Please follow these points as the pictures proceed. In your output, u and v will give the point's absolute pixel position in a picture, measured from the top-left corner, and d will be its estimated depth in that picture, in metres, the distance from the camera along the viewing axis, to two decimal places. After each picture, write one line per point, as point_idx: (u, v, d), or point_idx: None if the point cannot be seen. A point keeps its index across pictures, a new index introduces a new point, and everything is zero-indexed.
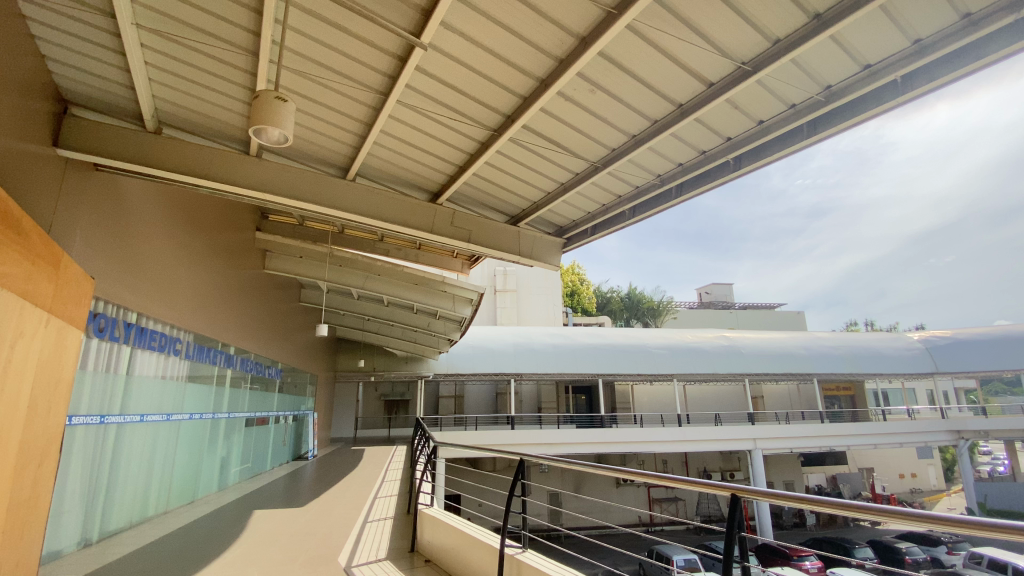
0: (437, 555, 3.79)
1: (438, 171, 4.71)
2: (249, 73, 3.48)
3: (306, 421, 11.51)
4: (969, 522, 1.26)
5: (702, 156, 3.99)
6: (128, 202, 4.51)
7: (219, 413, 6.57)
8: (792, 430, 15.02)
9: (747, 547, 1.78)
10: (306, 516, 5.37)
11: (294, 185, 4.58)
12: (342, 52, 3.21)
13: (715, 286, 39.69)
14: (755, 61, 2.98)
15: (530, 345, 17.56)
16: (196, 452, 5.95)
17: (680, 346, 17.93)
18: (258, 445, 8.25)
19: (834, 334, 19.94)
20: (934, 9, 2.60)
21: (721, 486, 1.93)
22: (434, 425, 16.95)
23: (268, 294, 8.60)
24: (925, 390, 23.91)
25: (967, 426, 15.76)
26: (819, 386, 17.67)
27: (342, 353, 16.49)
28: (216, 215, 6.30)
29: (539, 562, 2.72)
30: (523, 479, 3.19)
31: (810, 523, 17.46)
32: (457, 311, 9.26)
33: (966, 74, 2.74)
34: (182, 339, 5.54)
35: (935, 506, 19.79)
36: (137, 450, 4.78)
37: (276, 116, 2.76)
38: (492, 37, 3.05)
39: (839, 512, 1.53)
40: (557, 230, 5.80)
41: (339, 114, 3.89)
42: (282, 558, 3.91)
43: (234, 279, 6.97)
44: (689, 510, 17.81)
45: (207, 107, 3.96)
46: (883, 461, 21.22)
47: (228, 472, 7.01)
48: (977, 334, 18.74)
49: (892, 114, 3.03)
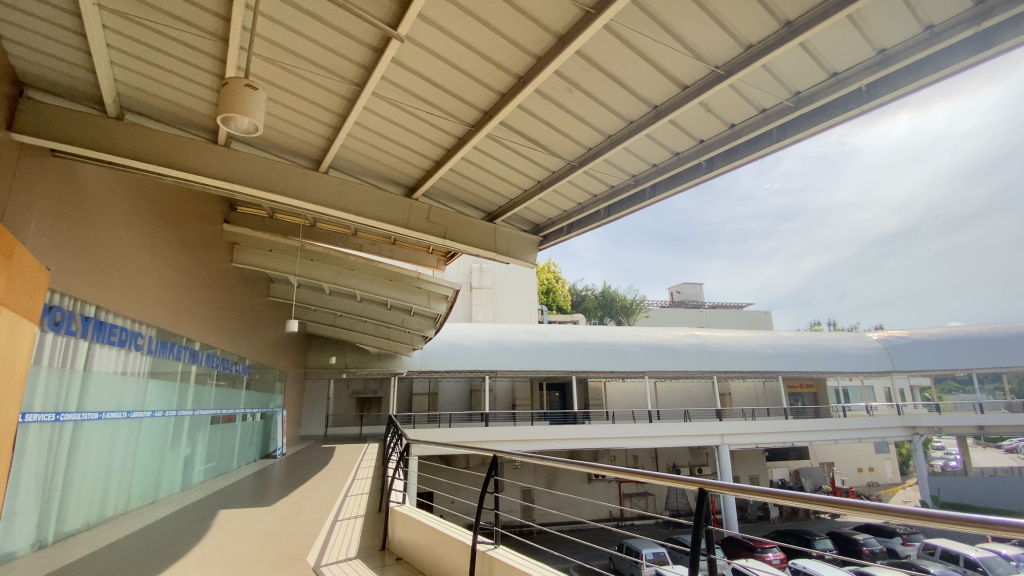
0: (410, 553, 3.75)
1: (414, 166, 4.65)
2: (218, 59, 3.37)
3: (274, 419, 11.24)
4: (920, 514, 1.33)
5: (675, 157, 4.05)
6: (86, 190, 4.29)
7: (183, 411, 6.38)
8: (759, 425, 15.44)
9: (714, 539, 1.82)
10: (275, 515, 5.27)
11: (264, 174, 4.45)
12: (317, 41, 3.14)
13: (687, 285, 40.60)
14: (728, 65, 3.04)
15: (504, 342, 17.53)
16: (157, 450, 5.74)
17: (652, 344, 18.16)
18: (224, 443, 8.01)
19: (799, 333, 20.54)
20: (900, 20, 2.70)
21: (689, 481, 1.98)
22: (407, 422, 16.80)
23: (236, 289, 8.36)
24: (883, 389, 24.93)
25: (921, 422, 16.49)
26: (784, 383, 18.26)
27: (313, 351, 16.21)
28: (182, 205, 6.10)
29: (512, 559, 2.72)
30: (497, 475, 3.17)
31: (773, 516, 18.10)
32: (432, 307, 9.16)
33: (926, 84, 2.86)
34: (144, 334, 5.35)
35: (890, 498, 20.72)
36: (94, 449, 4.58)
37: (246, 105, 2.70)
38: (469, 31, 3.02)
39: (802, 506, 1.58)
40: (534, 228, 5.83)
41: (313, 105, 3.81)
42: (250, 557, 3.83)
43: (200, 272, 6.75)
44: (658, 504, 18.17)
45: (172, 93, 3.81)
46: (843, 455, 22.07)
47: (192, 471, 6.80)
48: (933, 334, 19.55)
49: (858, 120, 3.14)
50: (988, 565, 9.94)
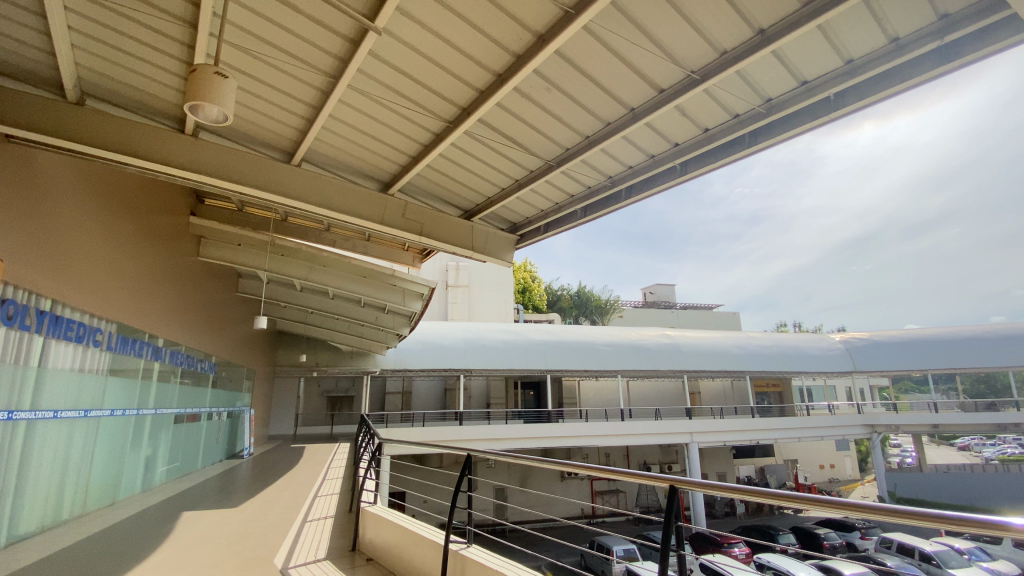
0: (380, 553, 3.70)
1: (390, 161, 4.58)
2: (187, 45, 3.26)
3: (242, 418, 10.93)
4: (881, 509, 1.37)
5: (651, 159, 4.10)
6: (42, 178, 4.05)
7: (145, 410, 6.14)
8: (727, 423, 15.77)
9: (683, 536, 1.84)
10: (242, 516, 5.13)
11: (234, 166, 4.33)
12: (292, 31, 3.06)
13: (660, 286, 41.35)
14: (704, 70, 3.09)
15: (479, 340, 17.47)
16: (117, 450, 5.52)
17: (626, 344, 18.33)
18: (189, 442, 7.75)
19: (766, 333, 21.15)
20: (868, 31, 2.78)
21: (659, 478, 2.00)
22: (380, 420, 16.61)
23: (202, 283, 8.07)
24: (844, 388, 25.95)
25: (879, 421, 17.20)
26: (751, 382, 18.76)
27: (282, 348, 15.85)
28: (147, 196, 5.87)
29: (484, 559, 2.70)
30: (470, 474, 3.12)
31: (739, 512, 18.65)
32: (407, 305, 9.03)
33: (891, 95, 2.97)
34: (104, 330, 5.13)
35: (850, 493, 21.52)
36: (50, 450, 4.36)
37: (215, 93, 2.62)
38: (448, 26, 2.98)
39: (767, 502, 1.62)
40: (511, 227, 5.81)
41: (286, 97, 3.71)
42: (215, 560, 3.72)
43: (163, 266, 6.46)
44: (629, 502, 18.41)
45: (135, 78, 3.66)
46: (807, 453, 22.80)
47: (154, 472, 6.56)
48: (893, 336, 20.31)
49: (825, 128, 3.24)
50: (941, 557, 10.40)
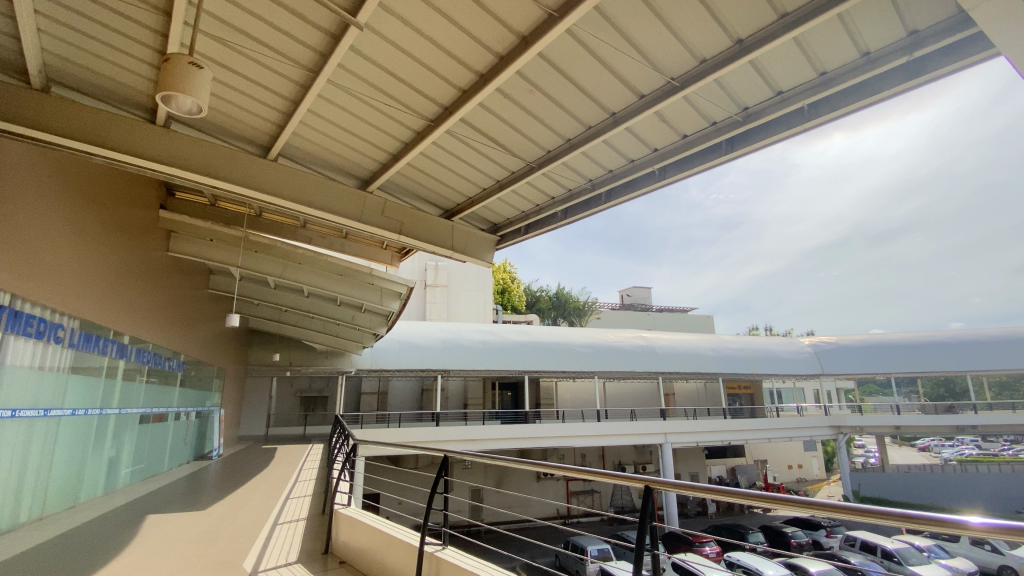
0: (353, 556, 3.65)
1: (370, 158, 4.53)
2: (159, 34, 3.16)
3: (211, 418, 10.63)
4: (847, 508, 1.41)
5: (630, 164, 4.15)
6: (4, 168, 3.87)
7: (109, 409, 5.92)
8: (700, 424, 16.05)
9: (657, 536, 1.86)
10: (210, 519, 5.01)
11: (207, 160, 4.21)
12: (271, 23, 2.99)
13: (637, 288, 41.87)
14: (683, 78, 3.14)
15: (458, 340, 17.38)
16: (79, 451, 5.31)
17: (603, 345, 18.48)
18: (154, 443, 7.51)
19: (739, 336, 21.61)
20: (841, 45, 2.86)
21: (634, 478, 2.02)
22: (355, 421, 16.38)
23: (171, 279, 7.82)
24: (811, 390, 26.74)
25: (845, 422, 17.76)
26: (723, 384, 19.16)
27: (254, 347, 15.50)
28: (113, 188, 5.66)
29: (461, 560, 2.69)
30: (447, 475, 3.09)
31: (711, 512, 19.01)
32: (384, 305, 8.92)
33: (861, 107, 3.07)
34: (66, 326, 4.92)
35: (816, 493, 22.16)
36: (6, 452, 4.16)
37: (189, 84, 2.54)
38: (432, 25, 2.96)
39: (737, 501, 1.65)
40: (491, 227, 5.80)
41: (264, 90, 3.63)
42: (181, 565, 3.59)
43: (130, 261, 6.24)
44: (604, 502, 18.58)
45: (105, 66, 3.52)
46: (777, 453, 23.40)
47: (118, 474, 6.32)
48: (859, 340, 21.00)
49: (799, 137, 3.33)
50: (902, 555, 10.82)
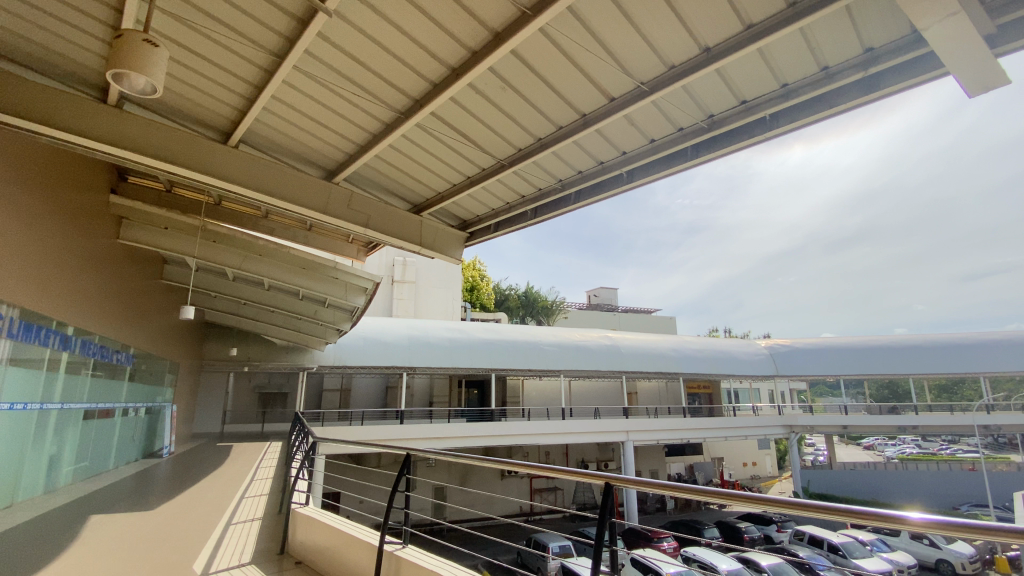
0: (311, 555, 3.56)
1: (337, 149, 4.41)
2: (114, 9, 2.99)
3: (161, 415, 10.16)
4: (795, 503, 1.46)
5: (599, 166, 4.20)
6: None
7: (49, 404, 5.57)
8: (661, 423, 16.33)
9: (616, 531, 1.88)
10: (159, 519, 4.78)
11: (164, 144, 4.02)
12: (234, 5, 2.87)
13: (604, 289, 42.52)
14: (652, 83, 3.19)
15: (424, 337, 17.18)
16: (18, 447, 5.00)
17: (569, 343, 18.64)
18: (99, 440, 7.12)
19: (700, 338, 22.21)
20: (801, 59, 2.97)
21: (596, 475, 2.03)
22: (316, 419, 15.99)
23: (122, 267, 7.44)
24: (766, 390, 27.83)
25: (797, 422, 18.39)
26: (684, 383, 19.64)
27: (210, 340, 14.92)
28: (59, 169, 5.31)
29: (421, 559, 2.65)
30: (409, 473, 3.03)
31: (669, 508, 19.49)
32: (350, 300, 8.73)
33: (819, 119, 3.19)
34: (4, 316, 4.56)
35: (769, 488, 23.07)
36: None
37: (145, 63, 2.41)
38: (404, 16, 2.90)
39: (695, 498, 1.69)
40: (460, 224, 5.75)
41: (225, 74, 3.48)
42: (123, 567, 3.41)
43: (77, 248, 5.89)
44: (566, 499, 18.79)
45: (54, 41, 3.31)
46: (733, 451, 24.23)
47: (59, 472, 5.98)
48: (811, 344, 21.93)
49: (761, 145, 3.43)
50: (847, 548, 11.46)
